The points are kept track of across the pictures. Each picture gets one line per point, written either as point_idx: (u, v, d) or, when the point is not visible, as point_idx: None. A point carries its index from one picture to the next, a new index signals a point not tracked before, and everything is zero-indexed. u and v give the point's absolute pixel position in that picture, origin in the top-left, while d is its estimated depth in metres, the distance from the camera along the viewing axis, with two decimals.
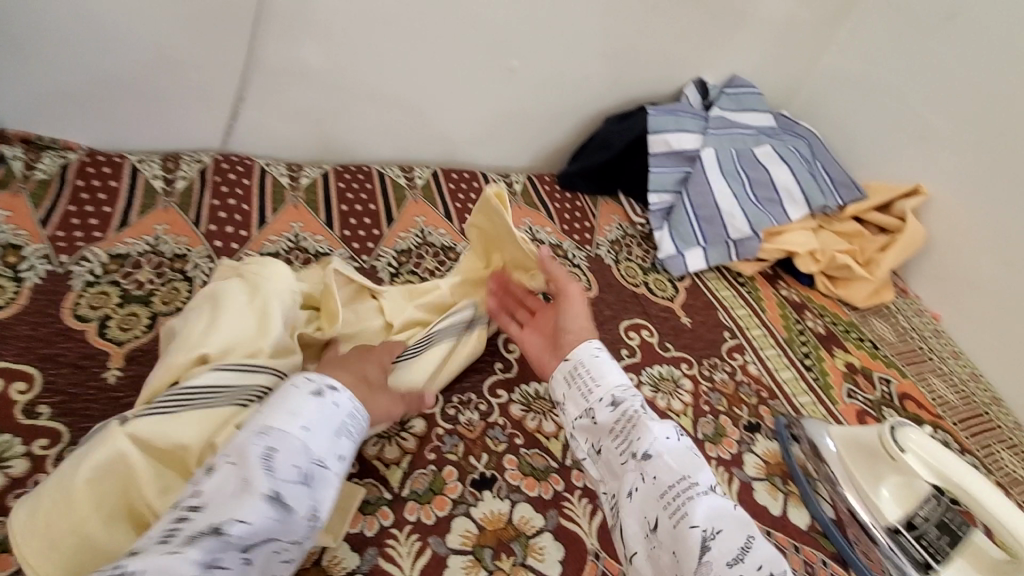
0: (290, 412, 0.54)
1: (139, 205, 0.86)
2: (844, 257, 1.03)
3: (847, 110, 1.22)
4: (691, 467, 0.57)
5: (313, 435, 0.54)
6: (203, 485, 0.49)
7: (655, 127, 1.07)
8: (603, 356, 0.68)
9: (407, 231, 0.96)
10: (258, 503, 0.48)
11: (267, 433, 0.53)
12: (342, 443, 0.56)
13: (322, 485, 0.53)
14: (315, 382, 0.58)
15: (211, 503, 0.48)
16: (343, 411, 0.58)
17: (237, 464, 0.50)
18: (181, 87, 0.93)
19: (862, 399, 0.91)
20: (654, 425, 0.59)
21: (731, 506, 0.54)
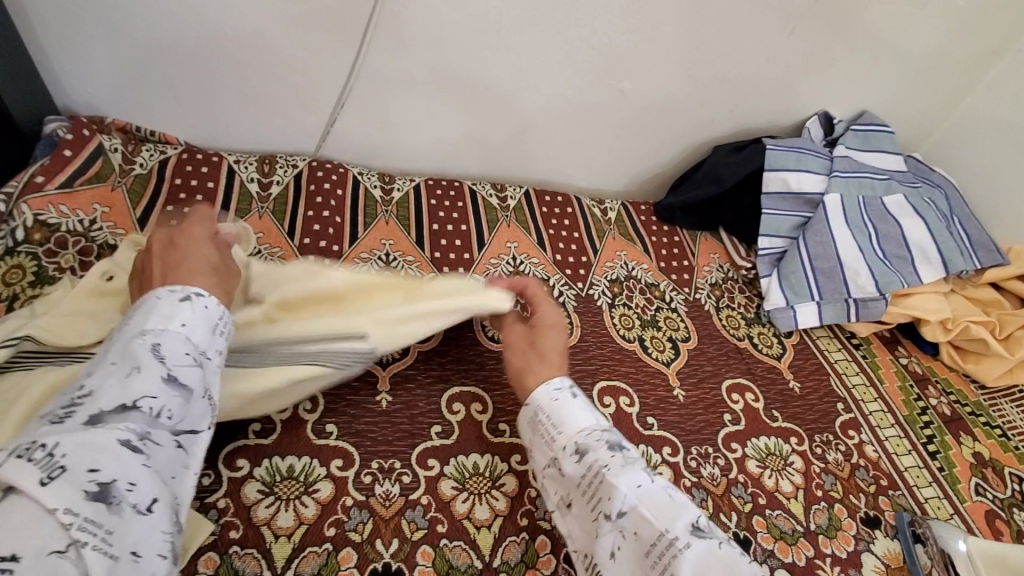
0: (164, 315, 0.49)
1: (234, 209, 0.84)
2: (979, 330, 0.92)
3: (989, 161, 1.09)
4: (669, 515, 0.50)
5: (195, 330, 0.50)
6: (87, 382, 0.43)
7: (773, 164, 0.98)
8: (565, 396, 0.62)
9: (499, 257, 0.90)
10: (160, 388, 0.44)
11: (146, 332, 0.47)
12: (221, 339, 0.52)
13: (211, 373, 0.50)
14: (178, 291, 0.51)
15: (103, 390, 0.42)
16: (215, 312, 0.53)
17: (116, 360, 0.45)
18: (283, 89, 0.90)
19: (992, 497, 0.81)
20: (618, 478, 0.53)
21: (717, 544, 0.49)
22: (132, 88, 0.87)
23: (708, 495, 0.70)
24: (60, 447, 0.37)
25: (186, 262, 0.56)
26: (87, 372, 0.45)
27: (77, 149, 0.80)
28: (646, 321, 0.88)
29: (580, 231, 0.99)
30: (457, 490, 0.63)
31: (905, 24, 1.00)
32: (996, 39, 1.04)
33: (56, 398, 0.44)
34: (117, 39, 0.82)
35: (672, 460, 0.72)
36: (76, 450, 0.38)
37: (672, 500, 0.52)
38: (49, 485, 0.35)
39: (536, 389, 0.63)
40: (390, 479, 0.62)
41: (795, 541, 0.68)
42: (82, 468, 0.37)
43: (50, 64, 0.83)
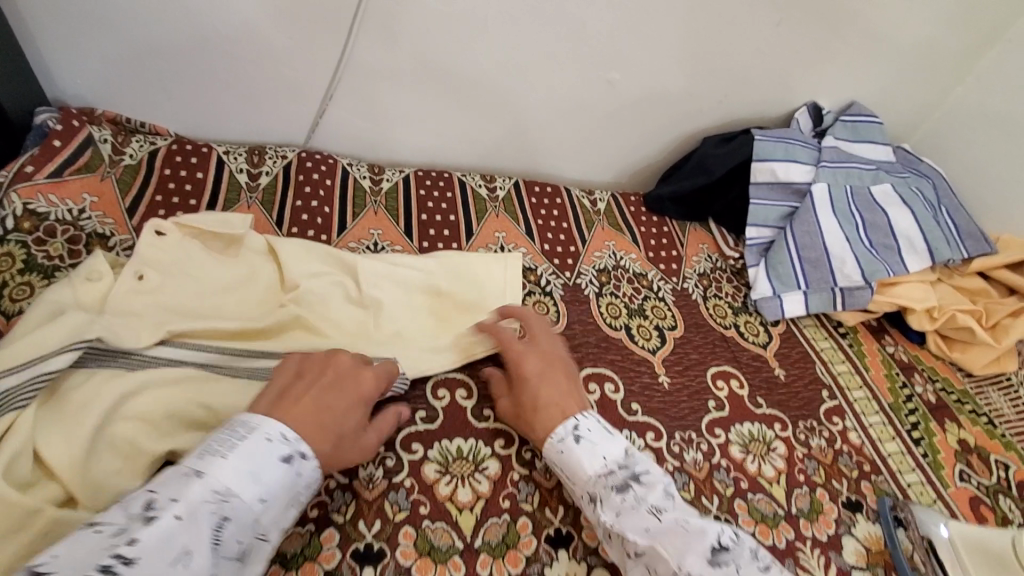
0: (252, 476, 0.48)
1: (224, 199, 0.85)
2: (966, 319, 0.92)
3: (978, 151, 1.09)
4: (682, 550, 0.51)
5: (268, 508, 0.49)
6: (141, 535, 0.41)
7: (761, 155, 0.98)
8: (570, 442, 0.61)
9: (487, 247, 0.91)
10: None
11: (226, 496, 0.46)
12: (287, 515, 0.51)
13: (252, 559, 0.49)
14: (287, 445, 0.51)
15: (151, 560, 0.41)
16: (301, 484, 0.52)
17: (183, 519, 0.44)
18: (273, 81, 0.91)
19: (976, 483, 0.81)
20: (626, 528, 0.54)
21: (735, 570, 0.50)
22: (124, 80, 0.87)
23: (691, 479, 0.71)
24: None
25: (327, 406, 0.56)
26: (154, 502, 0.44)
27: (66, 139, 0.80)
28: (633, 311, 0.89)
29: (569, 221, 1.00)
30: (441, 473, 0.63)
31: (893, 14, 1.00)
32: (985, 29, 1.04)
33: (115, 512, 0.43)
34: (107, 30, 0.82)
35: (655, 445, 0.73)
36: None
37: (684, 530, 0.53)
38: None
39: (544, 439, 0.63)
40: (373, 462, 0.62)
41: (776, 524, 0.69)
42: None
43: (41, 56, 0.83)
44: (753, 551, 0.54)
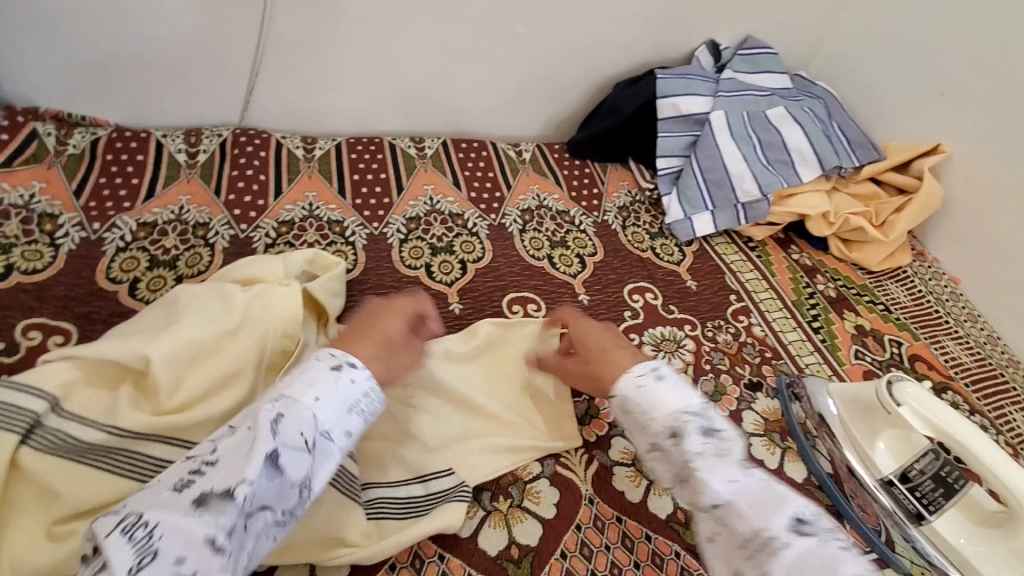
0: (306, 382, 0.54)
1: (164, 177, 0.92)
2: (857, 220, 1.02)
3: (868, 70, 1.18)
4: (767, 511, 0.53)
5: (324, 407, 0.53)
6: (222, 444, 0.50)
7: (663, 91, 1.06)
8: (650, 381, 0.62)
9: (416, 199, 0.98)
10: (259, 466, 0.48)
11: (283, 401, 0.52)
12: (353, 420, 0.55)
13: (323, 457, 0.52)
14: (336, 359, 0.57)
15: (225, 463, 0.48)
16: (358, 390, 0.56)
17: (248, 428, 0.50)
18: (201, 64, 0.97)
19: (871, 359, 0.91)
20: (712, 475, 0.55)
21: (819, 543, 0.51)
22: (59, 78, 0.93)
23: None
24: (158, 529, 0.43)
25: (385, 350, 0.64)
26: (234, 422, 0.52)
27: (14, 133, 0.88)
28: (555, 242, 0.97)
29: (495, 171, 1.07)
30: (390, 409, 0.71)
31: None
32: None
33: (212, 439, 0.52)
34: (35, 29, 0.88)
35: None
36: (170, 536, 0.43)
37: (770, 494, 0.54)
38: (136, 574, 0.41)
39: (619, 379, 0.64)
40: None
41: None
42: (169, 558, 0.43)
43: None
44: (832, 529, 0.53)
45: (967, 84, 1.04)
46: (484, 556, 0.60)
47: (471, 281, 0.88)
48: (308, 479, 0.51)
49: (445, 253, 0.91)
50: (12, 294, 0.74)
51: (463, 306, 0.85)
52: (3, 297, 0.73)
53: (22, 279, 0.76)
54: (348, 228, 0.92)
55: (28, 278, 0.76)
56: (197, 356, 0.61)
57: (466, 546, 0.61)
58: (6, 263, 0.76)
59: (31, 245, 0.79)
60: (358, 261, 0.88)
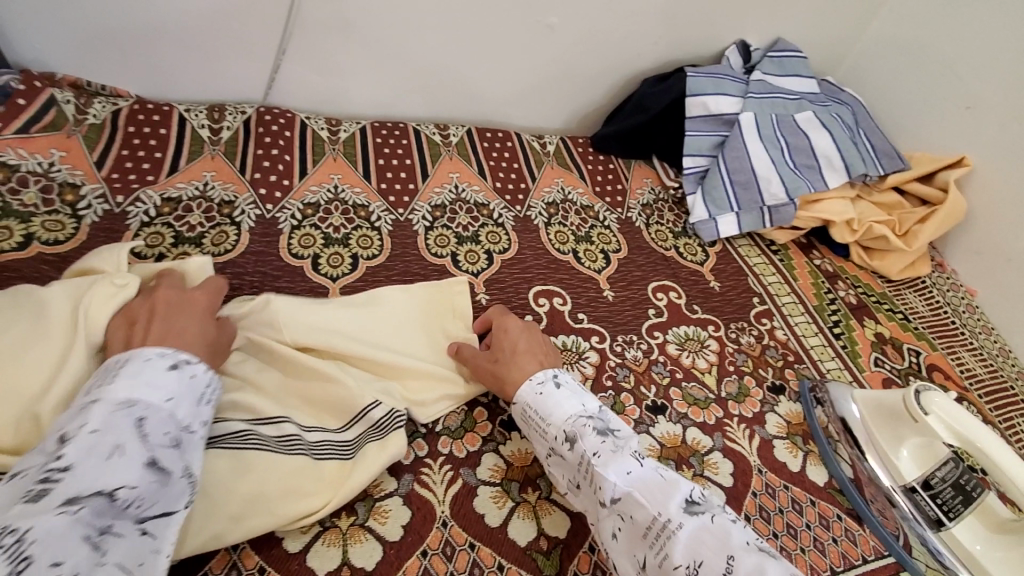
0: (151, 385, 0.51)
1: (187, 152, 0.90)
2: (881, 228, 1.02)
3: (895, 77, 1.17)
4: (660, 496, 0.54)
5: (180, 405, 0.52)
6: (64, 450, 0.44)
7: (693, 89, 1.05)
8: (549, 388, 0.65)
9: (441, 186, 0.97)
10: (134, 467, 0.46)
11: (133, 403, 0.49)
12: (205, 409, 0.54)
13: (191, 450, 0.51)
14: (171, 355, 0.54)
15: (85, 467, 0.44)
16: (204, 382, 0.55)
17: (101, 432, 0.46)
18: (227, 38, 0.95)
19: (890, 367, 0.91)
20: (607, 468, 0.56)
21: (710, 519, 0.51)
22: (79, 46, 0.90)
23: (631, 372, 0.79)
24: (29, 535, 0.38)
25: (180, 331, 0.57)
26: (61, 434, 0.46)
27: (30, 99, 0.85)
28: (580, 237, 0.97)
29: (520, 161, 1.06)
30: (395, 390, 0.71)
31: None
32: None
33: (28, 457, 0.45)
34: None
35: (599, 346, 0.81)
36: (46, 539, 0.39)
37: (663, 480, 0.55)
38: None
39: (520, 386, 0.66)
40: None
41: (707, 405, 0.78)
42: (45, 564, 0.38)
43: None
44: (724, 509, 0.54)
45: (994, 97, 1.04)
46: (514, 547, 0.60)
47: (497, 272, 0.88)
48: (188, 468, 0.50)
49: (470, 242, 0.91)
50: (33, 264, 0.72)
51: (489, 296, 0.84)
52: (24, 267, 0.72)
53: (43, 250, 0.74)
54: (373, 213, 0.91)
55: (49, 249, 0.75)
56: (25, 379, 0.54)
57: (495, 536, 0.60)
58: (26, 232, 0.75)
59: (53, 216, 0.78)
60: (384, 247, 0.87)
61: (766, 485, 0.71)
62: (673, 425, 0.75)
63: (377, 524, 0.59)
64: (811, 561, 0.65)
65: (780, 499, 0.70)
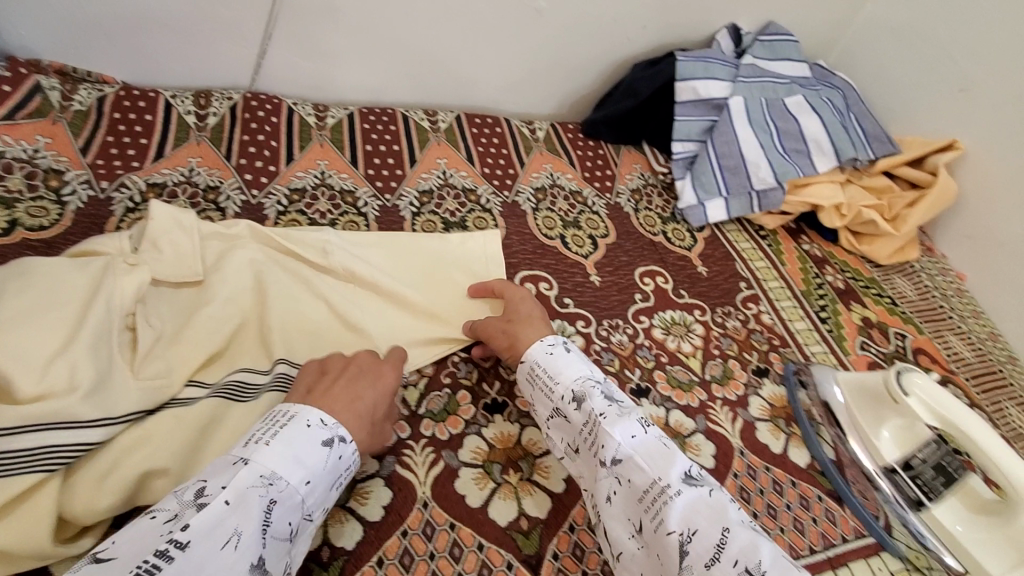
0: (298, 460, 0.52)
1: (173, 138, 0.90)
2: (870, 212, 1.02)
3: (888, 62, 1.17)
4: (661, 463, 0.55)
5: (313, 490, 0.53)
6: (192, 522, 0.44)
7: (683, 74, 1.05)
8: (558, 351, 0.67)
9: (429, 172, 0.97)
10: (243, 565, 0.45)
11: (272, 479, 0.50)
12: (329, 497, 0.55)
13: (301, 539, 0.52)
14: (327, 429, 0.56)
15: (200, 546, 0.43)
16: (343, 466, 0.56)
17: (234, 507, 0.47)
18: (212, 23, 0.94)
19: (876, 351, 0.91)
20: (613, 427, 0.57)
21: (708, 492, 0.52)
22: (65, 34, 0.90)
23: (616, 355, 0.80)
24: None
25: (360, 401, 0.60)
26: (201, 492, 0.47)
27: (16, 86, 0.84)
28: (567, 222, 0.97)
29: (509, 147, 1.06)
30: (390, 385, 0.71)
31: None
32: None
33: (169, 500, 0.47)
34: None
35: (584, 330, 0.82)
36: None
37: (664, 448, 0.56)
38: None
39: (529, 347, 0.68)
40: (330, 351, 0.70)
41: (691, 388, 0.79)
42: None
43: None
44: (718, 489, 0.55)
45: (986, 81, 1.03)
46: (494, 527, 0.61)
47: None
48: (288, 565, 0.50)
49: (457, 227, 0.91)
50: (18, 250, 0.73)
51: None
52: (9, 253, 0.72)
53: (28, 235, 0.74)
54: (360, 199, 0.91)
55: (35, 235, 0.75)
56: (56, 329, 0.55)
57: (475, 516, 0.61)
58: (11, 218, 0.75)
59: (38, 202, 0.78)
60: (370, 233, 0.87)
61: (747, 466, 0.72)
62: (656, 408, 0.75)
63: (359, 504, 0.59)
64: (790, 540, 0.66)
65: (761, 480, 0.71)
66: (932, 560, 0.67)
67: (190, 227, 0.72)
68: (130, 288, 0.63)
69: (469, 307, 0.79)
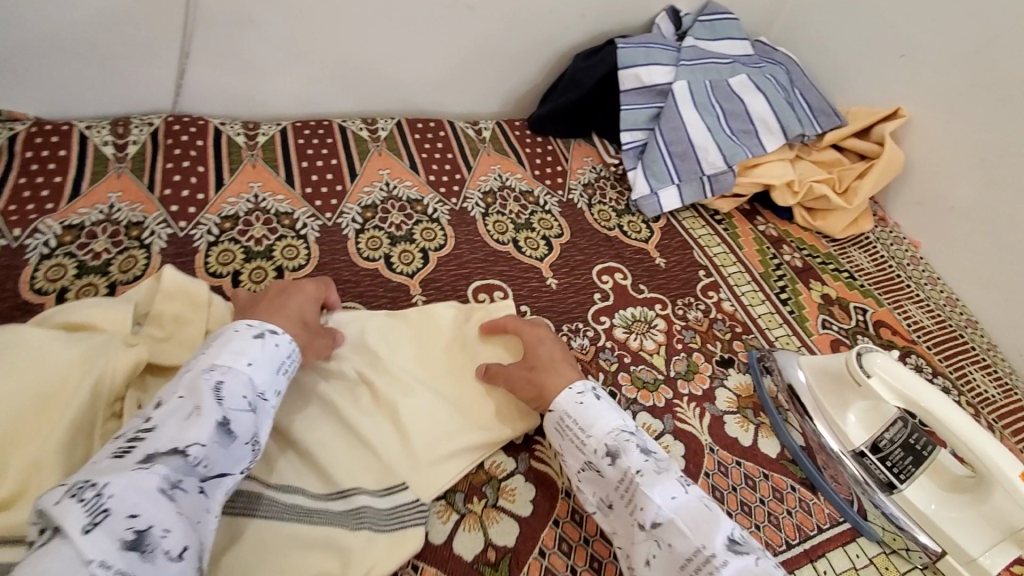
0: (235, 352, 0.54)
1: (91, 173, 0.84)
2: (822, 188, 1.01)
3: (828, 33, 1.16)
4: (704, 528, 0.54)
5: (258, 370, 0.55)
6: (154, 415, 0.48)
7: (625, 61, 1.02)
8: (588, 398, 0.64)
9: (371, 185, 0.93)
10: (207, 427, 0.48)
11: (214, 368, 0.52)
12: (281, 379, 0.57)
13: (264, 416, 0.54)
14: (255, 328, 0.58)
15: (165, 426, 0.47)
16: (284, 352, 0.58)
17: (186, 396, 0.50)
18: (124, 46, 0.87)
19: (837, 328, 0.91)
20: (652, 489, 0.56)
21: (754, 561, 0.52)
22: None
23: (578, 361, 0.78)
24: (107, 488, 0.41)
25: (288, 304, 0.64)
26: (155, 398, 0.50)
27: None
28: (519, 225, 0.94)
29: (454, 151, 1.02)
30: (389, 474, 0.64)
31: None
32: None
33: (128, 420, 0.49)
34: None
35: None
36: (123, 491, 0.41)
37: (708, 510, 0.55)
38: (90, 534, 0.39)
39: (559, 395, 0.65)
40: None
41: (656, 387, 0.77)
42: (123, 514, 0.40)
43: None
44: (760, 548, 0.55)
45: (924, 47, 1.03)
46: (460, 562, 0.58)
47: (433, 271, 0.85)
48: (254, 434, 0.52)
49: (405, 242, 0.87)
50: None
51: (426, 297, 0.82)
52: None
53: None
54: (298, 220, 0.86)
55: None
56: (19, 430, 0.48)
57: (441, 553, 0.59)
58: None
59: None
60: (312, 256, 0.83)
61: (718, 463, 0.71)
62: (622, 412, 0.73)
63: None
64: (766, 536, 0.66)
65: (733, 476, 0.70)
66: (908, 541, 0.68)
67: (202, 304, 0.66)
68: (122, 371, 0.55)
69: None
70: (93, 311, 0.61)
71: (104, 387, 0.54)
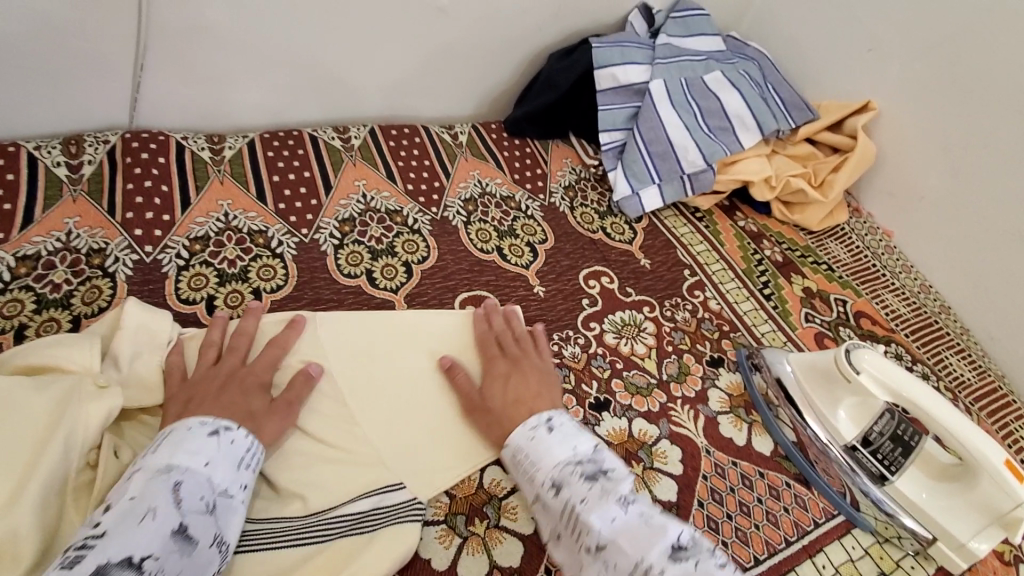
0: (190, 451, 0.52)
1: (43, 197, 0.78)
2: (798, 182, 1.02)
3: (798, 27, 1.17)
4: (644, 543, 0.51)
5: (217, 469, 0.52)
6: (104, 519, 0.45)
7: (601, 61, 1.01)
8: (542, 431, 0.62)
9: (347, 197, 0.90)
10: (164, 536, 0.45)
11: (171, 469, 0.50)
12: (244, 473, 0.54)
13: (228, 512, 0.51)
14: (209, 424, 0.55)
15: (116, 531, 0.44)
16: (241, 447, 0.55)
17: (136, 498, 0.47)
18: (72, 58, 0.82)
19: (820, 321, 0.92)
20: (590, 513, 0.54)
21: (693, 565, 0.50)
22: None
23: (571, 370, 0.77)
24: None
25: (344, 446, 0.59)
26: (106, 501, 0.47)
27: None
28: (503, 232, 0.92)
29: (431, 158, 0.99)
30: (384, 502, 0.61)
31: None
32: None
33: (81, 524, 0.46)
34: None
35: None
36: None
37: (648, 527, 0.53)
38: None
39: (516, 429, 0.64)
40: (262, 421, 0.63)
41: (650, 392, 0.77)
42: None
43: None
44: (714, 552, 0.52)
45: (890, 40, 1.05)
46: None
47: (418, 285, 0.82)
48: (219, 534, 0.50)
49: (386, 255, 0.84)
50: None
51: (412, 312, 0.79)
52: None
53: None
54: (273, 238, 0.82)
55: None
56: None
57: None
58: None
59: None
60: (289, 275, 0.79)
61: (714, 466, 0.71)
62: (618, 420, 0.73)
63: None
64: (766, 537, 0.66)
65: (730, 477, 0.71)
66: (898, 529, 0.69)
67: None
68: (97, 418, 0.51)
69: (410, 339, 0.73)
70: (57, 350, 0.56)
71: (77, 434, 0.50)
